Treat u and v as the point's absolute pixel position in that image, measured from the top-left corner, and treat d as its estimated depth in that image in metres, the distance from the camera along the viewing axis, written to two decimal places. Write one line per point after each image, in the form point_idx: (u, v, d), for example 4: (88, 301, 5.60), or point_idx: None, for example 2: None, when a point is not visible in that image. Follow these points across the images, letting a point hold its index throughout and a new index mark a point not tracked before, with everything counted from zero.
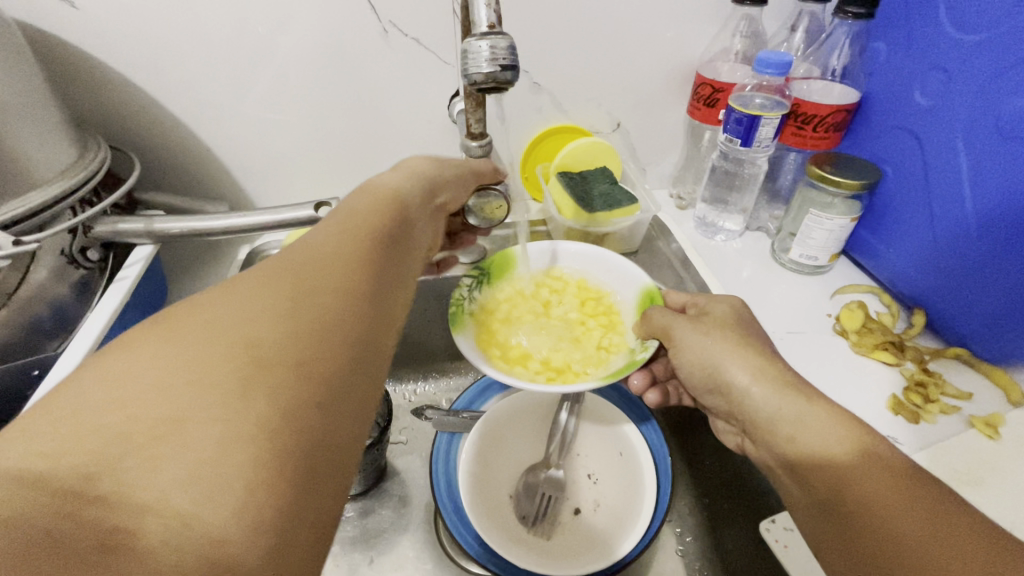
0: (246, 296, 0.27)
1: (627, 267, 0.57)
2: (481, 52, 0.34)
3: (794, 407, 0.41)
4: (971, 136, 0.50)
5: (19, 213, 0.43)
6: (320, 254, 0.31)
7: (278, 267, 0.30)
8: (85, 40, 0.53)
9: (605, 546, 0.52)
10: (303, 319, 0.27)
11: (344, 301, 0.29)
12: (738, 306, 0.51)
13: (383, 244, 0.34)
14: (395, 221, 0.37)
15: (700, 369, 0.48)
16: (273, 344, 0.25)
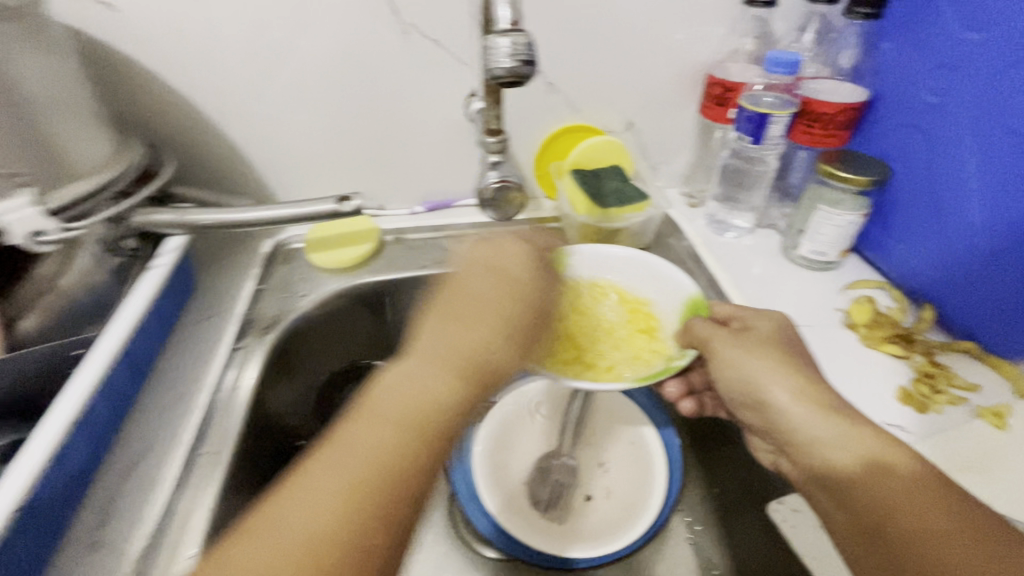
0: (363, 444, 0.30)
1: (675, 275, 0.56)
2: (502, 48, 0.36)
3: (822, 422, 0.42)
4: (978, 132, 0.51)
5: (69, 201, 0.46)
6: (430, 395, 0.32)
7: (391, 405, 0.32)
8: (125, 41, 0.56)
9: (619, 531, 0.55)
10: (403, 486, 0.30)
11: (420, 448, 0.31)
12: (783, 324, 0.50)
13: (470, 369, 0.35)
14: (510, 326, 0.37)
15: (742, 389, 0.47)
16: (375, 519, 0.29)
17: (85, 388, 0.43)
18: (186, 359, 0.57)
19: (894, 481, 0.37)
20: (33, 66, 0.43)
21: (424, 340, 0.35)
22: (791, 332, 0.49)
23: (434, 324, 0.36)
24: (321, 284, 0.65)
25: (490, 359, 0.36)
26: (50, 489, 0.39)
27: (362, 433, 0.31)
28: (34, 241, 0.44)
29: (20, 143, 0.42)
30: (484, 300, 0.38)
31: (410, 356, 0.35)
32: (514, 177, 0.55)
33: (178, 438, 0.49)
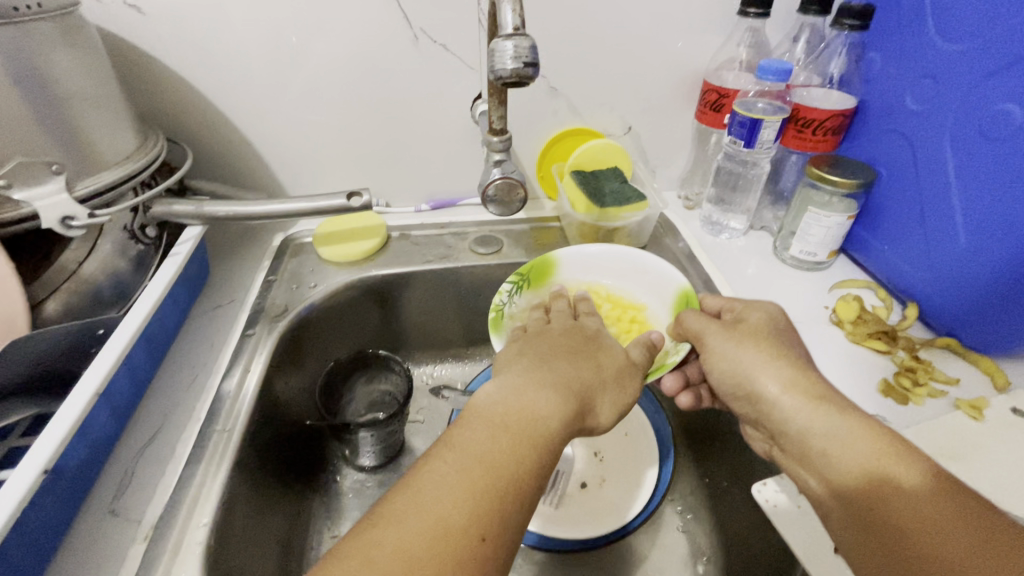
0: (488, 443, 0.35)
1: (664, 269, 0.63)
2: (506, 51, 0.39)
3: (809, 406, 0.44)
4: (957, 138, 0.54)
5: (94, 189, 0.49)
6: (543, 412, 0.38)
7: (517, 419, 0.37)
8: (149, 42, 0.59)
9: (611, 515, 0.57)
10: (523, 487, 0.34)
11: (530, 454, 0.36)
12: (773, 313, 0.52)
13: (571, 399, 0.40)
14: (609, 380, 0.45)
15: (733, 378, 0.50)
16: (497, 508, 0.33)
17: (107, 366, 0.46)
18: (197, 345, 0.59)
19: (897, 473, 0.38)
20: (69, 62, 0.46)
21: (541, 373, 0.42)
22: (784, 322, 0.51)
23: (552, 364, 0.43)
24: (329, 276, 0.67)
25: (584, 391, 0.42)
26: (74, 457, 0.42)
27: (481, 436, 0.36)
28: (64, 226, 0.47)
29: (52, 134, 0.45)
30: (605, 362, 0.46)
31: (510, 382, 0.41)
32: (517, 173, 0.56)
33: (192, 416, 0.52)
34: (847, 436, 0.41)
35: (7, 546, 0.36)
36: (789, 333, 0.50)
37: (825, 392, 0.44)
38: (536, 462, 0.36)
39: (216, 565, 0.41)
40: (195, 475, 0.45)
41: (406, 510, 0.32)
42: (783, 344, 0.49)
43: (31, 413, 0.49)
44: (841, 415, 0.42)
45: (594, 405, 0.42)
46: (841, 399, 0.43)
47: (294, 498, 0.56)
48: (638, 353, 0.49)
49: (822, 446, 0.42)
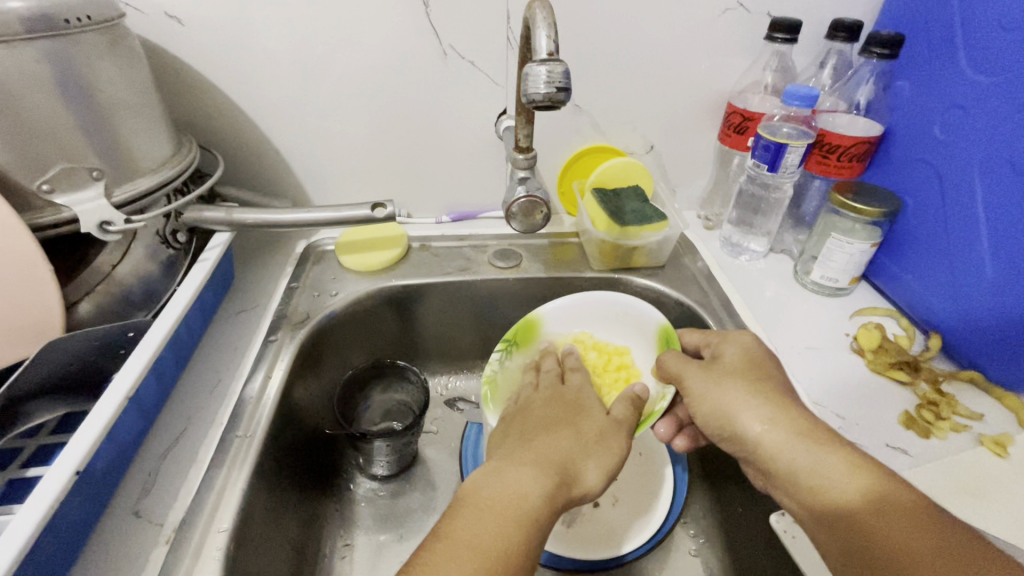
0: (474, 530, 0.35)
1: (644, 307, 0.61)
2: (539, 76, 0.39)
3: (789, 440, 0.43)
4: (985, 170, 0.53)
5: (131, 195, 0.50)
6: (523, 490, 0.38)
7: (499, 504, 0.37)
8: (187, 52, 0.61)
9: (629, 532, 0.57)
10: (514, 571, 0.34)
11: (516, 537, 0.35)
12: (746, 345, 0.51)
13: (552, 475, 0.40)
14: (591, 446, 0.45)
15: (715, 419, 0.47)
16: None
17: (138, 369, 0.47)
18: (220, 350, 0.61)
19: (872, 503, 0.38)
20: (113, 72, 0.47)
21: (522, 454, 0.42)
22: (766, 353, 0.50)
23: (533, 442, 0.44)
24: (350, 285, 0.68)
25: (566, 463, 0.42)
26: (102, 459, 0.43)
27: (468, 523, 0.36)
28: (102, 231, 0.48)
29: (93, 141, 0.46)
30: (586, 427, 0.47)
31: (492, 468, 0.41)
32: (540, 191, 0.56)
33: (214, 420, 0.53)
34: (837, 474, 0.40)
35: (37, 545, 0.37)
36: (768, 366, 0.49)
37: (808, 427, 0.43)
38: (523, 544, 0.35)
39: (234, 571, 0.42)
40: (216, 480, 0.46)
41: None
42: (763, 379, 0.48)
43: (61, 413, 0.52)
44: (819, 442, 0.42)
45: (578, 475, 0.42)
46: (821, 425, 0.44)
47: (309, 505, 0.56)
48: (621, 411, 0.50)
49: (810, 484, 0.41)
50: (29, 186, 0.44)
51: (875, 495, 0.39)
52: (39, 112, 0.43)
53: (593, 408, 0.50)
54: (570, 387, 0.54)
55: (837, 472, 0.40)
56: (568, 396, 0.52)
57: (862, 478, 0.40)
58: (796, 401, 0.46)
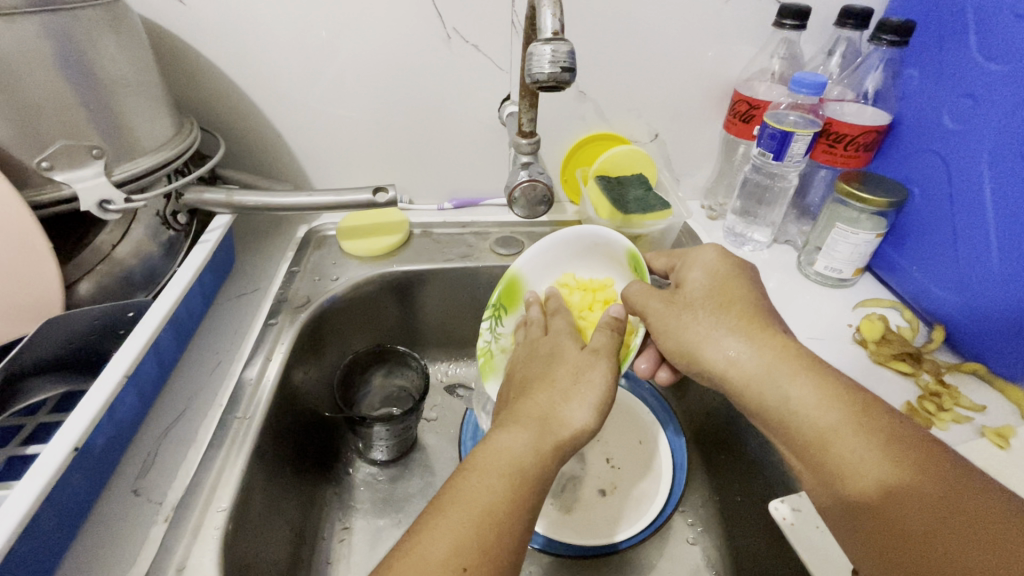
0: (447, 523, 0.34)
1: (611, 234, 0.58)
2: (544, 55, 0.39)
3: (761, 364, 0.42)
4: (995, 158, 0.53)
5: (130, 174, 0.49)
6: (505, 446, 0.38)
7: (485, 462, 0.37)
8: (188, 32, 0.60)
9: (625, 523, 0.57)
10: (509, 518, 0.35)
11: (504, 488, 0.36)
12: (712, 266, 0.49)
13: (533, 426, 0.40)
14: (571, 384, 0.43)
15: (681, 356, 0.47)
16: (490, 538, 0.33)
17: (138, 348, 0.47)
18: (220, 332, 0.61)
19: (841, 433, 0.37)
20: (114, 49, 0.47)
21: (505, 416, 0.42)
22: (733, 275, 0.48)
23: (515, 402, 0.44)
24: (350, 270, 0.68)
25: (551, 411, 0.41)
26: (101, 436, 0.43)
27: (438, 524, 0.34)
28: (102, 210, 0.48)
29: (93, 119, 0.46)
30: (565, 365, 0.45)
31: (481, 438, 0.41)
32: (543, 176, 0.56)
33: (214, 401, 0.53)
34: (805, 407, 0.39)
35: (36, 520, 0.37)
36: (731, 288, 0.47)
37: (779, 355, 0.41)
38: (515, 492, 0.36)
39: (232, 551, 0.42)
40: (215, 459, 0.46)
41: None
42: (729, 305, 0.45)
43: (63, 392, 0.52)
44: (789, 367, 0.41)
45: (565, 417, 0.41)
46: (799, 346, 0.42)
47: (308, 488, 0.56)
48: (604, 339, 0.47)
49: (779, 417, 0.40)
50: (28, 163, 0.44)
51: (846, 429, 0.37)
52: (38, 88, 0.42)
53: (576, 343, 0.48)
54: (551, 330, 0.52)
55: (805, 404, 0.39)
56: (550, 340, 0.50)
57: (831, 409, 0.38)
58: (769, 322, 0.44)
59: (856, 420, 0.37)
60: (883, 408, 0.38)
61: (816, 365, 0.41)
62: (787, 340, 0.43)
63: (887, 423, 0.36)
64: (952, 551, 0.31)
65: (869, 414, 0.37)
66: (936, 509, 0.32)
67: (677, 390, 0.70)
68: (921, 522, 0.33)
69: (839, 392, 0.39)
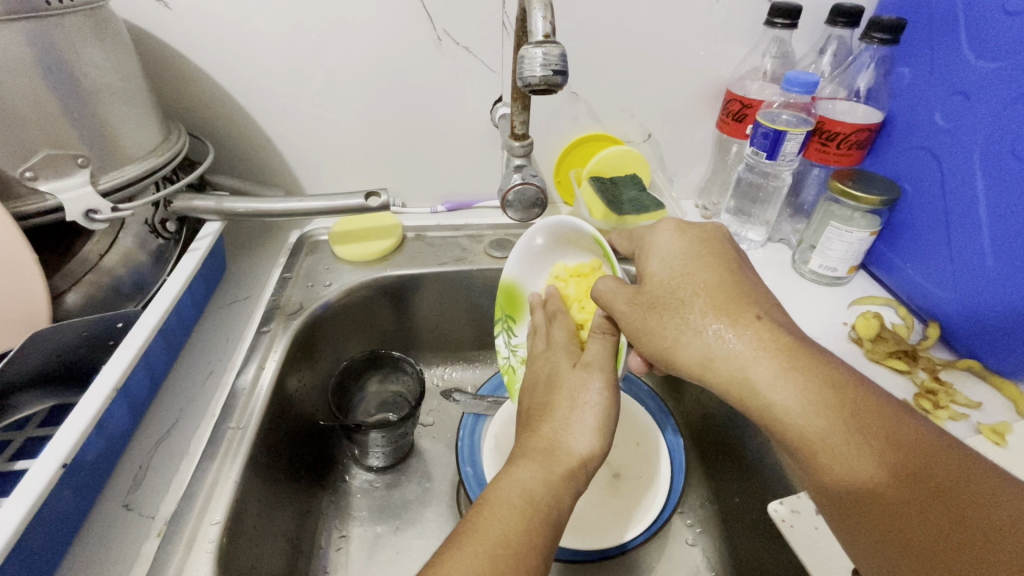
0: (458, 561, 0.33)
1: (573, 221, 0.57)
2: (535, 58, 0.38)
3: (745, 361, 0.40)
4: (987, 157, 0.53)
5: (117, 183, 0.49)
6: (516, 482, 0.38)
7: (496, 496, 0.38)
8: (174, 37, 0.60)
9: (626, 524, 0.56)
10: (525, 549, 0.34)
11: (520, 523, 0.35)
12: (671, 256, 0.46)
13: (541, 459, 0.40)
14: (571, 408, 0.43)
15: (656, 357, 0.45)
16: (508, 569, 0.33)
17: (127, 361, 0.46)
18: (212, 341, 0.60)
19: (841, 436, 0.35)
20: (97, 56, 0.46)
21: (513, 452, 0.42)
22: (693, 261, 0.45)
23: (520, 437, 0.44)
24: (344, 275, 0.67)
25: (557, 440, 0.42)
26: (91, 450, 0.42)
27: (450, 563, 0.33)
28: (88, 219, 0.47)
29: (77, 127, 0.45)
30: (564, 386, 0.45)
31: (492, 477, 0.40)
32: (536, 178, 0.55)
33: (207, 411, 0.52)
34: (795, 410, 0.37)
35: (25, 537, 0.36)
36: (692, 276, 0.44)
37: (760, 350, 0.40)
38: (532, 527, 0.36)
39: (228, 564, 0.41)
40: (209, 471, 0.45)
41: None
42: (686, 304, 0.43)
43: (52, 404, 0.51)
44: (774, 365, 0.39)
45: (573, 447, 0.41)
46: (776, 333, 0.40)
47: (303, 497, 0.56)
48: (597, 348, 0.47)
49: (770, 424, 0.39)
50: (12, 174, 0.43)
51: (840, 433, 0.35)
52: (23, 98, 0.42)
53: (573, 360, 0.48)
54: (545, 344, 0.52)
55: (795, 406, 0.37)
56: (546, 361, 0.50)
57: (824, 406, 0.36)
58: (746, 303, 0.42)
59: (849, 420, 0.35)
60: (875, 400, 0.36)
61: (798, 358, 0.39)
62: (768, 326, 0.41)
63: (883, 418, 0.35)
64: (966, 552, 0.30)
65: (865, 409, 0.36)
66: (941, 512, 0.32)
67: (673, 390, 0.70)
68: (929, 529, 0.32)
69: (829, 386, 0.37)
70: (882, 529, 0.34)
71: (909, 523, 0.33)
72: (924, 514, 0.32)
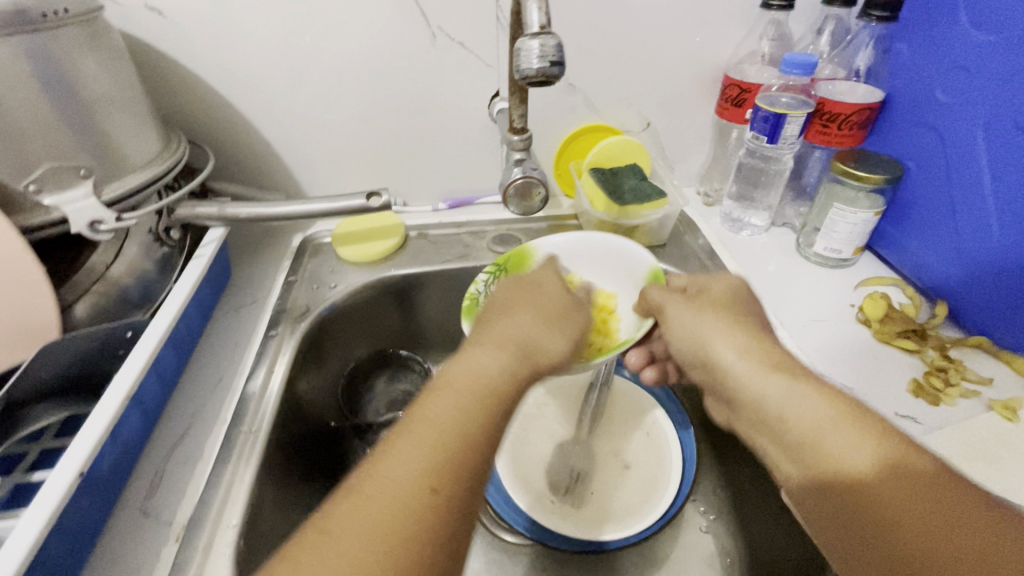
0: (405, 453, 0.31)
1: (636, 251, 0.55)
2: (532, 50, 0.38)
3: (773, 365, 0.41)
4: (991, 131, 0.52)
5: (121, 193, 0.49)
6: (482, 370, 0.36)
7: (457, 378, 0.35)
8: (171, 46, 0.60)
9: (639, 514, 0.56)
10: (475, 438, 0.33)
11: (475, 415, 0.34)
12: (734, 279, 0.50)
13: (510, 352, 0.38)
14: (553, 323, 0.42)
15: (690, 347, 0.46)
16: (457, 460, 0.32)
17: (137, 369, 0.46)
18: (220, 346, 0.60)
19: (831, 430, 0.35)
20: (93, 66, 0.46)
21: (478, 335, 0.39)
22: (749, 294, 0.49)
23: (488, 323, 0.41)
24: (349, 276, 0.68)
25: (529, 340, 0.39)
26: (106, 459, 0.43)
27: (397, 460, 0.31)
28: (93, 230, 0.47)
29: (80, 140, 0.45)
30: (526, 302, 0.43)
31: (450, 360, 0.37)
32: (537, 172, 0.55)
33: (218, 416, 0.53)
34: (790, 402, 0.38)
35: (46, 546, 0.37)
36: (745, 300, 0.48)
37: (780, 359, 0.41)
38: (488, 422, 0.34)
39: (245, 565, 0.42)
40: (223, 475, 0.46)
41: (346, 545, 0.28)
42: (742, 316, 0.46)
43: (61, 417, 0.51)
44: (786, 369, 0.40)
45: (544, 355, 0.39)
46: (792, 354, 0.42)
47: (317, 498, 0.56)
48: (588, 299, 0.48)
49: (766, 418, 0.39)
50: (16, 188, 0.43)
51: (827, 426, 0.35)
52: (25, 111, 0.42)
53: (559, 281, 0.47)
54: (523, 262, 0.50)
55: (790, 400, 0.38)
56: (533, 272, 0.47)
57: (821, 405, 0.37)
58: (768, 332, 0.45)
59: (841, 418, 0.35)
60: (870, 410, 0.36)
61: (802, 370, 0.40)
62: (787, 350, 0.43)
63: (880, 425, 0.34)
64: (945, 538, 0.29)
65: (858, 412, 0.35)
66: (918, 510, 0.30)
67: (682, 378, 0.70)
68: (901, 524, 0.31)
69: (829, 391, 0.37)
70: (856, 526, 0.32)
71: (884, 519, 0.31)
72: (900, 513, 0.31)
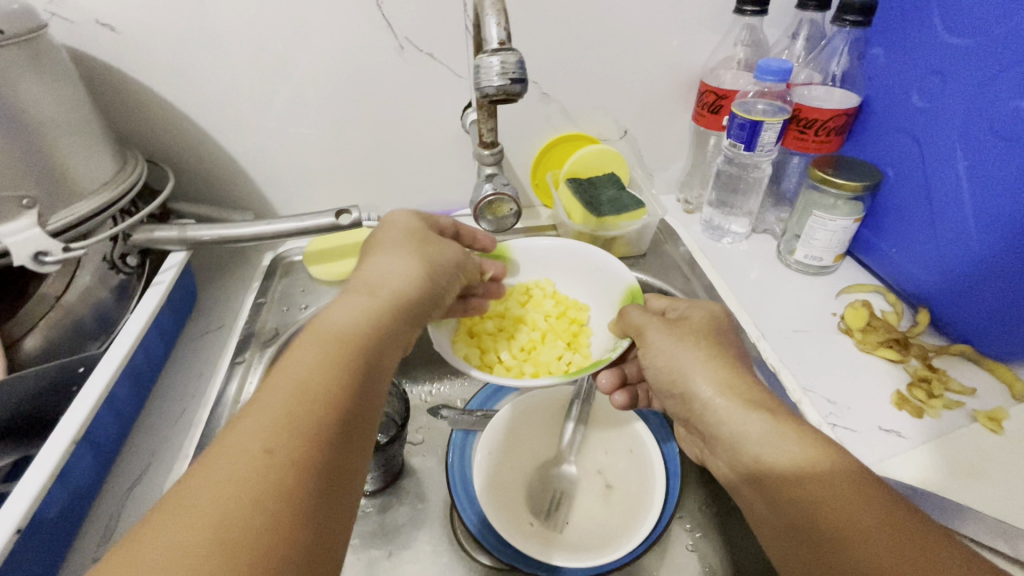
0: (272, 395, 0.29)
1: (615, 266, 0.59)
2: (492, 67, 0.37)
3: (751, 397, 0.40)
4: (967, 136, 0.51)
5: (69, 222, 0.46)
6: (343, 322, 0.35)
7: (319, 326, 0.34)
8: (125, 62, 0.57)
9: (620, 538, 0.54)
10: (341, 376, 0.31)
11: (341, 357, 0.33)
12: (713, 310, 0.50)
13: (379, 306, 0.38)
14: (427, 278, 0.43)
15: (669, 376, 0.45)
16: (321, 394, 0.30)
17: (87, 408, 0.44)
18: (185, 375, 0.58)
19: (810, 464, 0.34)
20: (37, 90, 0.44)
21: (345, 292, 0.39)
22: (726, 323, 0.49)
23: (356, 284, 0.41)
24: (322, 297, 0.66)
25: (396, 293, 0.40)
26: (53, 506, 0.40)
27: (265, 400, 0.29)
28: (37, 263, 0.44)
29: (24, 168, 0.43)
30: (387, 259, 0.43)
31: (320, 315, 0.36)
32: (509, 187, 0.53)
33: (181, 450, 0.50)
34: (771, 434, 0.37)
35: None
36: (727, 334, 0.48)
37: (756, 394, 0.40)
38: (359, 368, 0.33)
39: None
40: None
41: (200, 496, 0.25)
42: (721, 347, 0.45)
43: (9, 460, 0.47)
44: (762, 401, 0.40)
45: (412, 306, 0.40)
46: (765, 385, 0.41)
47: None
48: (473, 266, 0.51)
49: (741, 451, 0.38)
50: None
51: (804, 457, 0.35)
52: None
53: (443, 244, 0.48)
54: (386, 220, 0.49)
55: (769, 433, 0.37)
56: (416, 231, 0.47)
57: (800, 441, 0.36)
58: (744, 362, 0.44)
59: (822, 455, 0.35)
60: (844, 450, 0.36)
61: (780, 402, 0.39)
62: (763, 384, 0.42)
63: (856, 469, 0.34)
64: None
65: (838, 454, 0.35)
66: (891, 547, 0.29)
67: None
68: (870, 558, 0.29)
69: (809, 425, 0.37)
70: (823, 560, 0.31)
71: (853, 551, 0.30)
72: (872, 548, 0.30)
